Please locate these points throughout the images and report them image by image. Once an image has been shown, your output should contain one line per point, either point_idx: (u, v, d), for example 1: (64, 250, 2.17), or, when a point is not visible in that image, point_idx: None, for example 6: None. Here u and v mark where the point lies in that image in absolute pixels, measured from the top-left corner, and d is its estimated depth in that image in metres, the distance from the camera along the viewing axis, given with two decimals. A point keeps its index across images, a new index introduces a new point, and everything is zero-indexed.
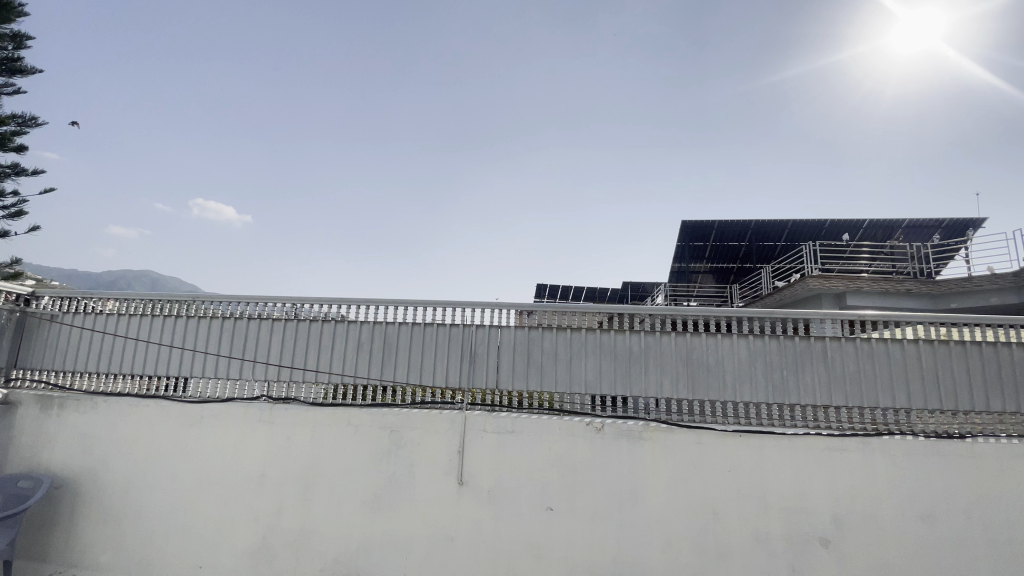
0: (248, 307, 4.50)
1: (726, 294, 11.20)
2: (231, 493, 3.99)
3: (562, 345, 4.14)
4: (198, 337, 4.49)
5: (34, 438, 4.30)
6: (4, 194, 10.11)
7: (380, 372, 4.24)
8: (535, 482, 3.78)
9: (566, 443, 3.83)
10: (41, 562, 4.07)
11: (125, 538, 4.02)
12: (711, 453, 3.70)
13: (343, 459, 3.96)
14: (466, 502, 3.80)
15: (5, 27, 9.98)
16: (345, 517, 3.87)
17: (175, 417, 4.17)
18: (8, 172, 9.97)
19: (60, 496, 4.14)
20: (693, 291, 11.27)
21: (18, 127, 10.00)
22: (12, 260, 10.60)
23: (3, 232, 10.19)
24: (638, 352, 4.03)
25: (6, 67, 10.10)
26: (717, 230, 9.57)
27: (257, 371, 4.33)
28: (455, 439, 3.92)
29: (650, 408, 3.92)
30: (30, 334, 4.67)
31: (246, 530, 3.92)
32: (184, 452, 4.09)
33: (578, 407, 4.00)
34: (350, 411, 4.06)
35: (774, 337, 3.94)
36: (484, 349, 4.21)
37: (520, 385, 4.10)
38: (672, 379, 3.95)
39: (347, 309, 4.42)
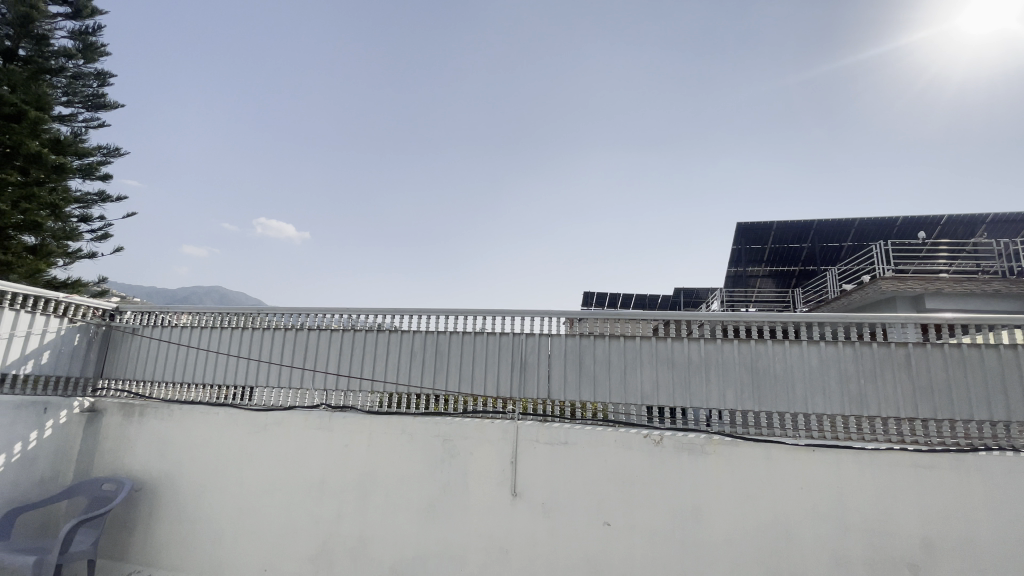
0: (308, 318, 4.68)
1: (789, 298, 10.58)
2: (293, 499, 4.11)
3: (616, 353, 4.03)
4: (262, 348, 4.71)
5: (117, 444, 4.60)
6: (91, 219, 11.06)
7: (433, 381, 4.30)
8: (591, 496, 3.67)
9: (623, 455, 3.69)
10: (123, 560, 4.32)
11: (196, 541, 4.22)
12: (780, 468, 3.46)
13: (398, 467, 4.00)
14: (520, 514, 3.73)
15: (91, 67, 10.96)
16: (401, 526, 3.89)
17: (241, 424, 4.35)
18: (95, 199, 10.94)
19: (140, 498, 4.41)
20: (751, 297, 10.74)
21: (104, 157, 10.98)
22: (100, 279, 11.60)
23: (92, 255, 11.17)
24: (697, 360, 3.86)
25: (92, 104, 11.12)
26: (775, 232, 9.19)
27: (317, 381, 4.50)
28: (508, 450, 3.87)
29: (711, 419, 3.75)
30: (115, 346, 5.05)
31: (307, 536, 4.02)
32: (250, 458, 4.26)
33: (634, 418, 3.88)
34: (405, 419, 4.09)
35: (848, 344, 3.66)
36: (535, 358, 4.17)
37: (574, 394, 4.02)
38: (734, 389, 3.75)
39: (399, 318, 4.51)
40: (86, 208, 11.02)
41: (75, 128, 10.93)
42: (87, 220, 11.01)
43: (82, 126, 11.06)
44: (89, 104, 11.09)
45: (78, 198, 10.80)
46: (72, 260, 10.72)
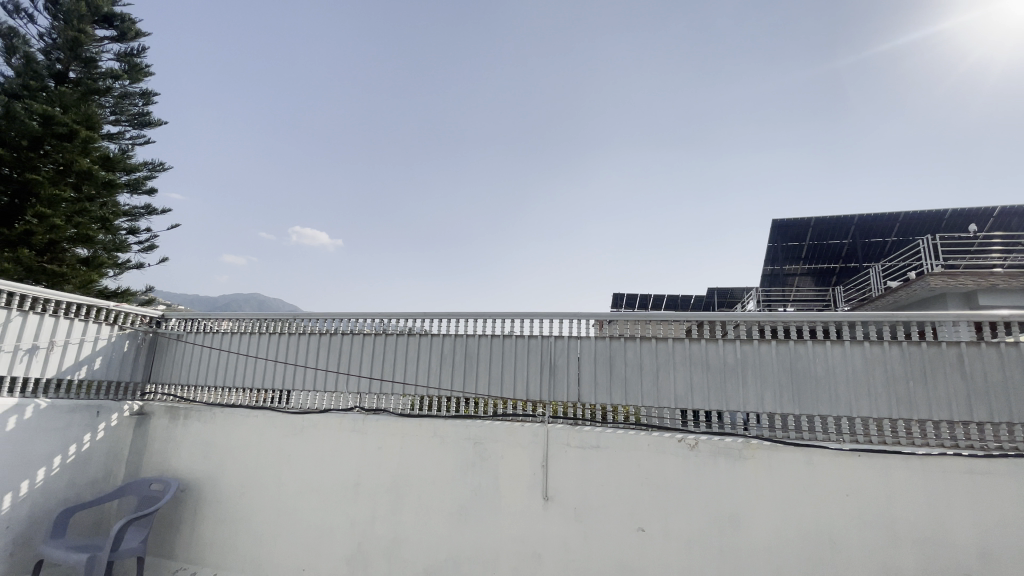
0: (341, 323, 4.80)
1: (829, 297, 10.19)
2: (329, 500, 4.20)
3: (647, 356, 3.97)
4: (298, 353, 4.85)
5: (163, 446, 4.80)
6: (138, 231, 11.63)
7: (463, 384, 4.34)
8: (624, 501, 3.61)
9: (657, 460, 3.61)
10: (169, 558, 4.49)
11: (238, 540, 4.35)
12: (824, 474, 3.32)
13: (430, 470, 4.04)
14: (552, 518, 3.71)
15: (136, 87, 11.55)
16: (434, 528, 3.92)
17: (278, 427, 4.47)
18: (142, 212, 11.50)
19: (185, 498, 4.59)
20: (789, 296, 10.39)
21: (149, 172, 11.54)
22: (147, 289, 12.17)
23: (139, 265, 11.73)
24: (733, 362, 3.76)
25: (138, 122, 11.71)
26: (813, 228, 8.90)
27: (351, 384, 4.59)
28: (539, 453, 3.85)
29: (749, 423, 3.63)
30: (162, 352, 5.29)
31: (343, 537, 4.09)
32: (287, 460, 4.38)
33: (668, 422, 3.80)
34: (436, 422, 4.13)
35: (895, 343, 3.49)
36: (565, 361, 4.15)
37: (605, 398, 3.98)
38: (773, 392, 3.63)
39: (429, 322, 4.58)
40: (133, 221, 11.60)
41: (123, 145, 11.52)
42: (134, 232, 11.58)
43: (129, 143, 11.66)
44: (135, 122, 11.68)
45: (126, 211, 11.38)
46: (121, 270, 11.29)
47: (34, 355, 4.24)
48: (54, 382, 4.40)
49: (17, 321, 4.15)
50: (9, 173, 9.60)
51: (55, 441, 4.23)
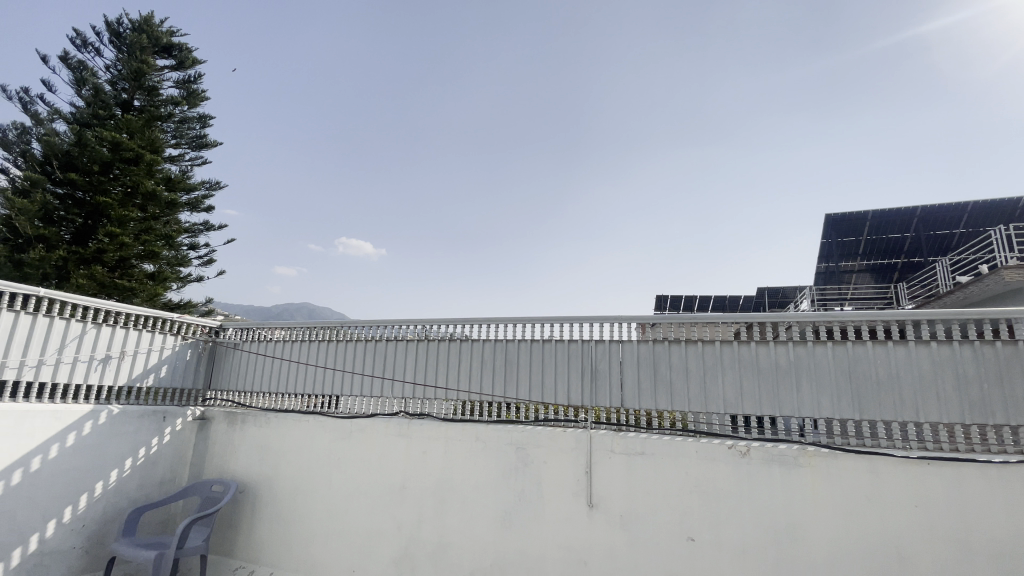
0: (386, 330, 4.94)
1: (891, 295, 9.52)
2: (377, 503, 4.29)
3: (693, 359, 3.86)
4: (346, 359, 5.03)
5: (222, 449, 5.05)
6: (198, 247, 12.36)
7: (505, 389, 4.38)
8: (672, 509, 3.51)
9: (706, 467, 3.49)
10: (229, 557, 4.70)
11: (291, 541, 4.51)
12: (889, 483, 3.12)
13: (474, 474, 4.06)
14: (598, 525, 3.65)
15: (194, 112, 12.34)
16: (479, 532, 3.94)
17: (327, 431, 4.63)
18: (201, 228, 12.23)
19: (243, 499, 4.81)
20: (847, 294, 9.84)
21: (207, 191, 12.27)
22: (206, 301, 12.89)
23: (200, 279, 12.45)
24: (786, 365, 3.60)
25: (196, 144, 12.49)
26: (871, 222, 8.48)
27: (396, 389, 4.71)
28: (582, 459, 3.80)
29: (805, 429, 3.48)
30: (220, 360, 5.59)
31: (391, 539, 4.17)
32: (336, 463, 4.52)
33: (717, 427, 3.69)
34: (478, 427, 4.16)
35: (966, 342, 3.24)
36: (607, 365, 4.11)
37: (649, 403, 3.90)
38: (830, 397, 3.46)
39: (469, 328, 4.64)
40: (194, 238, 12.35)
41: (183, 166, 12.32)
42: (195, 248, 12.32)
43: (188, 164, 12.45)
44: (193, 144, 12.47)
45: (188, 229, 12.13)
46: (184, 283, 12.02)
47: (108, 365, 4.57)
48: (125, 389, 4.73)
49: (92, 333, 4.49)
50: (84, 196, 10.37)
51: (126, 444, 4.53)
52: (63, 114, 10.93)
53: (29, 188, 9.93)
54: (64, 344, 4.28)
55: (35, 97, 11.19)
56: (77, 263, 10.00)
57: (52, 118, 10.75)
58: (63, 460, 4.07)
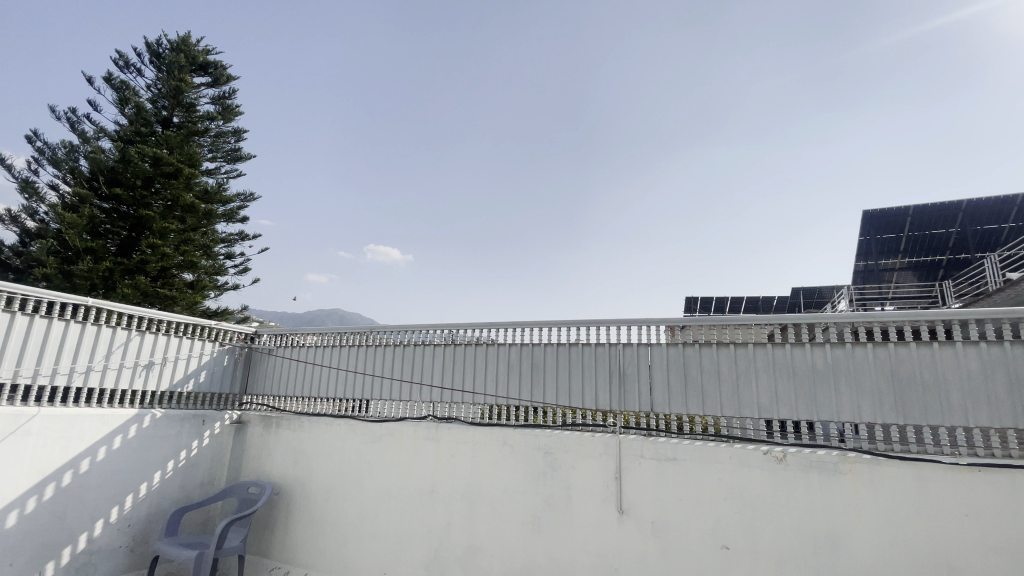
0: (414, 335, 5.01)
1: (935, 294, 8.77)
2: (407, 506, 4.33)
3: (725, 363, 3.78)
4: (375, 364, 5.12)
5: (258, 452, 5.20)
6: (234, 256, 12.79)
7: (532, 393, 4.38)
8: (705, 516, 3.43)
9: (740, 473, 3.40)
10: (265, 558, 4.82)
11: (324, 543, 4.59)
12: (936, 491, 2.97)
13: (502, 478, 4.07)
14: (628, 532, 3.59)
15: (229, 126, 12.82)
16: (508, 536, 3.93)
17: (358, 435, 4.71)
18: (237, 238, 12.66)
19: (278, 502, 4.93)
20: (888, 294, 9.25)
21: (242, 202, 12.71)
22: (242, 308, 13.32)
23: (235, 287, 12.88)
24: (823, 368, 3.49)
25: (231, 157, 12.97)
26: (913, 217, 8.30)
27: (424, 393, 4.77)
28: (612, 465, 3.76)
29: (845, 435, 3.36)
30: (256, 365, 5.77)
31: (421, 542, 4.20)
32: (367, 466, 4.59)
33: (751, 433, 3.60)
34: (506, 430, 4.17)
35: (1020, 343, 3.06)
36: (635, 369, 4.06)
37: (680, 407, 3.83)
38: (871, 401, 3.32)
39: (496, 332, 4.66)
40: (230, 248, 12.80)
41: (219, 179, 12.81)
42: (231, 257, 12.76)
43: (224, 177, 12.93)
44: (228, 157, 12.95)
45: (224, 239, 12.58)
46: (221, 292, 12.46)
47: (151, 371, 4.77)
48: (167, 394, 4.92)
49: (136, 340, 4.70)
50: (127, 210, 10.87)
51: (168, 447, 4.71)
52: (108, 133, 11.51)
53: (77, 203, 10.46)
54: (111, 351, 4.48)
55: (82, 117, 11.82)
56: (122, 274, 10.44)
57: (98, 137, 11.33)
58: (109, 462, 4.26)
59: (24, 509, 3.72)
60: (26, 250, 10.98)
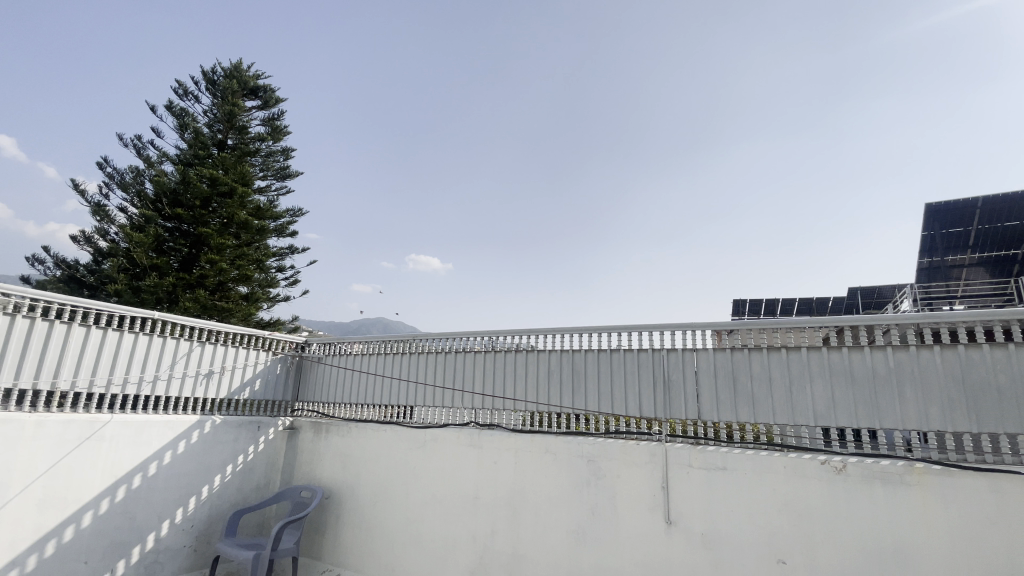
0: (455, 342, 5.09)
1: (1012, 293, 8.02)
2: (452, 512, 4.37)
3: (777, 368, 3.63)
4: (418, 371, 5.23)
5: (309, 457, 5.40)
6: (285, 269, 13.39)
7: (574, 400, 4.34)
8: (759, 528, 3.29)
9: (796, 484, 3.24)
10: (317, 560, 4.97)
11: (372, 546, 4.69)
12: (1018, 505, 2.72)
13: (546, 485, 4.04)
14: (677, 543, 3.49)
15: (278, 145, 13.49)
16: (553, 544, 3.90)
17: (403, 441, 4.81)
18: (287, 252, 13.26)
19: (329, 505, 5.09)
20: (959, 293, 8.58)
21: (291, 218, 13.31)
22: (293, 319, 13.89)
23: (287, 298, 13.46)
24: (885, 373, 3.29)
25: (280, 175, 13.62)
26: (982, 209, 7.91)
27: (465, 400, 4.83)
28: (658, 474, 3.67)
29: (912, 444, 3.15)
30: (306, 373, 6.01)
31: (466, 549, 4.23)
32: (412, 472, 4.67)
33: (807, 441, 3.44)
34: (548, 438, 4.15)
35: None
36: (680, 375, 3.96)
37: (729, 415, 3.70)
38: (941, 408, 3.09)
39: (536, 338, 4.67)
40: (281, 261, 13.42)
41: (270, 197, 13.47)
42: (282, 270, 13.36)
43: (274, 194, 13.59)
44: (278, 175, 13.59)
45: (275, 253, 13.21)
46: (273, 303, 13.06)
47: (210, 379, 5.05)
48: (226, 401, 5.20)
49: (197, 350, 5.00)
50: (187, 228, 11.59)
51: (227, 451, 4.96)
52: (169, 157, 12.35)
53: (143, 223, 11.25)
54: (175, 361, 4.79)
55: (147, 143, 12.75)
56: (184, 288, 11.14)
57: (161, 161, 12.18)
58: (174, 466, 4.53)
59: (98, 509, 4.00)
60: (99, 268, 11.90)
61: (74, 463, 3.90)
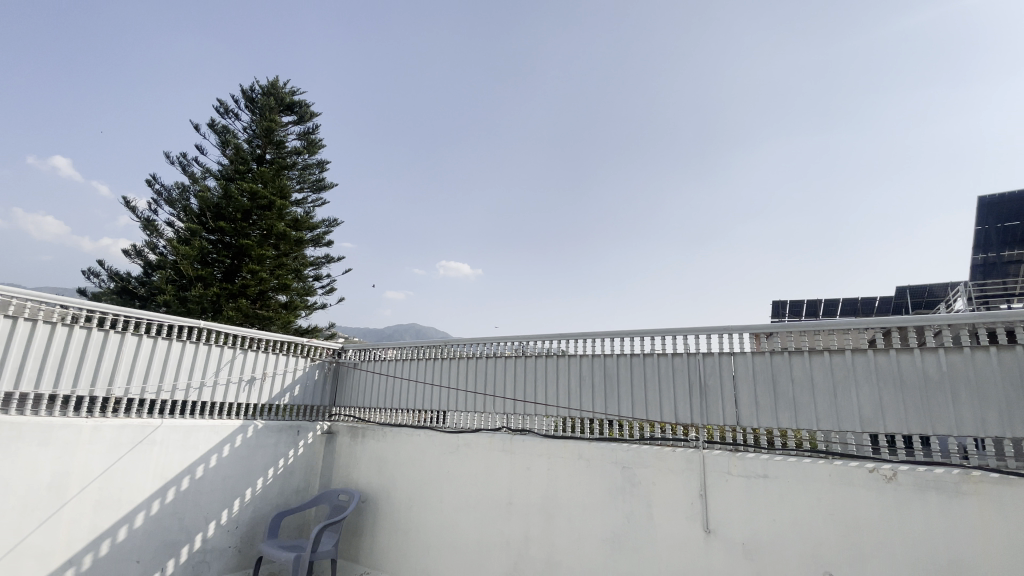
0: (486, 347, 5.12)
1: None
2: (486, 517, 4.39)
3: (819, 372, 3.49)
4: (450, 376, 5.29)
5: (347, 461, 5.53)
6: (322, 278, 13.79)
7: (607, 405, 4.30)
8: (803, 538, 3.16)
9: (842, 494, 3.11)
10: (355, 562, 5.07)
11: (408, 550, 4.75)
12: None
13: (579, 491, 4.01)
14: (717, 553, 3.39)
15: (314, 158, 13.95)
16: (588, 551, 3.85)
17: (436, 445, 4.86)
18: (323, 261, 13.65)
19: (366, 508, 5.20)
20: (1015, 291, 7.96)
21: (327, 228, 13.71)
22: (330, 326, 14.27)
23: (323, 306, 13.85)
24: (937, 376, 3.11)
25: (316, 187, 14.08)
26: None
27: (497, 405, 4.85)
28: (695, 481, 3.58)
29: (968, 451, 2.97)
30: (343, 379, 6.16)
31: (500, 554, 4.23)
32: (446, 476, 4.72)
33: (854, 448, 3.30)
34: (581, 444, 4.12)
35: None
36: (716, 379, 3.86)
37: (769, 421, 3.59)
38: (1000, 412, 2.90)
39: (567, 343, 4.65)
40: (318, 270, 13.84)
41: (307, 208, 13.93)
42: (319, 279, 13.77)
43: (311, 206, 14.04)
44: (314, 187, 14.05)
45: (312, 263, 13.64)
46: (311, 311, 13.47)
47: (252, 385, 5.25)
48: (267, 406, 5.39)
49: (240, 357, 5.20)
50: (229, 240, 12.07)
51: (268, 455, 5.14)
52: (212, 172, 12.95)
53: (188, 237, 11.81)
54: (219, 368, 5.00)
55: (192, 160, 13.41)
56: (227, 298, 11.62)
57: (205, 177, 12.78)
58: (219, 469, 4.72)
59: (150, 510, 4.21)
60: (149, 280, 12.57)
61: (127, 465, 4.12)
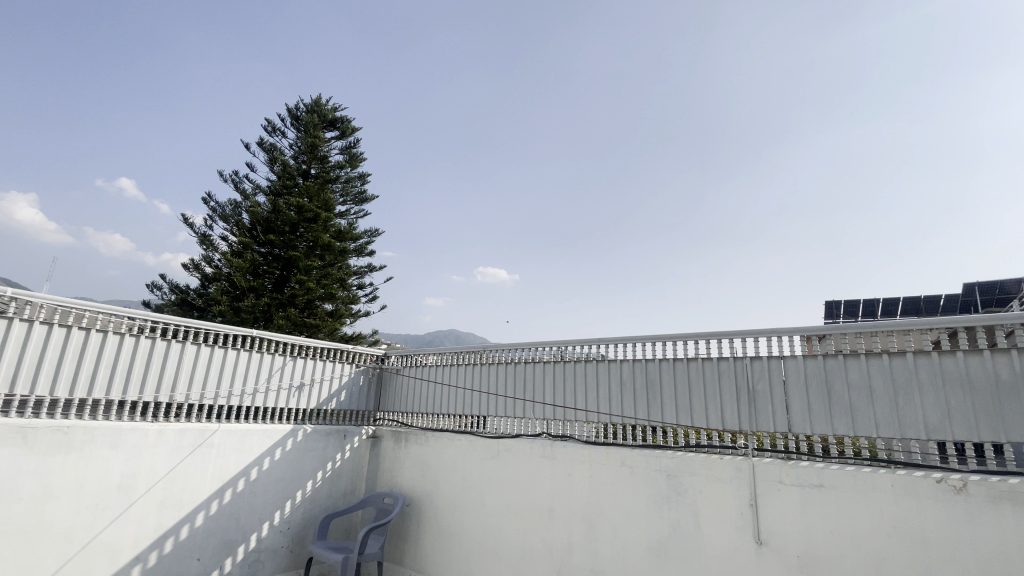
0: (524, 352, 5.14)
1: None
2: (528, 523, 4.38)
3: (878, 376, 3.30)
4: (490, 382, 5.34)
5: (391, 465, 5.66)
6: (365, 286, 14.21)
7: (650, 411, 4.22)
8: (865, 554, 2.98)
9: (906, 506, 2.92)
10: (401, 564, 5.17)
11: (452, 554, 4.80)
12: None
13: (622, 498, 3.95)
14: (770, 566, 3.25)
15: (355, 172, 14.45)
16: (632, 560, 3.78)
17: (477, 450, 4.91)
18: (366, 270, 14.08)
19: (410, 512, 5.29)
20: None
21: (369, 238, 14.14)
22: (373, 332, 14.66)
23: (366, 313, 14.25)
24: (1010, 380, 2.88)
25: (358, 199, 14.57)
26: None
27: (537, 411, 4.86)
28: (745, 490, 3.45)
29: None
30: (386, 385, 6.32)
31: (543, 561, 4.21)
32: (487, 481, 4.75)
33: (919, 457, 3.11)
34: (623, 451, 4.05)
35: None
36: (766, 384, 3.72)
37: (824, 427, 3.42)
38: None
39: (606, 348, 4.60)
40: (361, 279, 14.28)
41: (349, 220, 14.44)
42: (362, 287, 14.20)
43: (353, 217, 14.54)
44: (356, 200, 14.55)
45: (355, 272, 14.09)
46: (355, 319, 13.90)
47: (301, 391, 5.46)
48: (315, 411, 5.59)
49: (289, 364, 5.43)
50: (278, 252, 12.64)
51: (317, 458, 5.32)
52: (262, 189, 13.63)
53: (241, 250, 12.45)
54: (271, 374, 5.23)
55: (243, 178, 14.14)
56: (277, 308, 12.16)
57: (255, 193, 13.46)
58: (271, 472, 4.92)
59: (209, 510, 4.45)
60: (205, 292, 13.30)
61: (189, 467, 4.37)
